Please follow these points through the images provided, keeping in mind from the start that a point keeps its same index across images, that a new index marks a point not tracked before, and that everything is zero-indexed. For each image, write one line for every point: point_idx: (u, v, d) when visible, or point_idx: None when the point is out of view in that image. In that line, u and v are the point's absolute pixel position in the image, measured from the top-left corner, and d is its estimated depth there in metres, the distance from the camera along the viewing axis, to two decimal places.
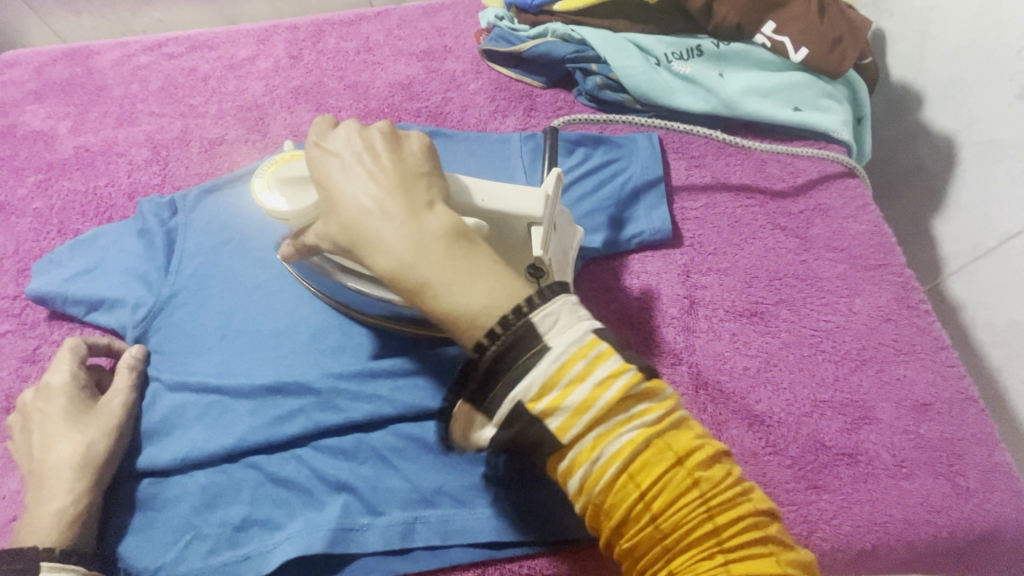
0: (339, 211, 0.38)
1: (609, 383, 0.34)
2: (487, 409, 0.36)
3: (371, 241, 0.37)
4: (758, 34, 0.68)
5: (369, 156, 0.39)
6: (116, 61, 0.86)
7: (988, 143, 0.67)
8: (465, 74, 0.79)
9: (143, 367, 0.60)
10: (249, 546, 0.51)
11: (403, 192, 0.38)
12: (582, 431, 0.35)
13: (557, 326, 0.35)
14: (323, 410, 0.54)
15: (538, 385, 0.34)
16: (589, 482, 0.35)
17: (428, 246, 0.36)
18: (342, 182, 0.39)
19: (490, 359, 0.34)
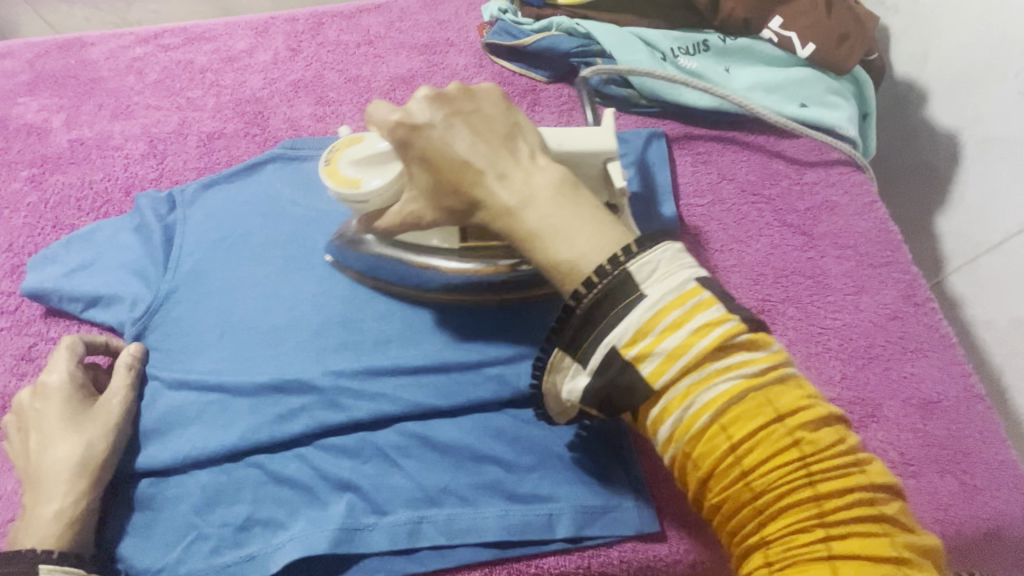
0: (443, 175, 0.42)
1: (706, 329, 0.36)
2: (580, 358, 0.39)
3: (482, 199, 0.42)
4: (764, 30, 0.67)
5: (461, 118, 0.43)
6: (111, 52, 0.84)
7: (992, 140, 0.66)
8: (468, 68, 0.78)
9: (142, 365, 0.59)
10: (252, 546, 0.50)
11: (502, 150, 0.42)
12: (675, 376, 0.37)
13: (653, 272, 0.38)
14: (326, 408, 0.54)
15: (632, 331, 0.37)
16: (679, 430, 0.37)
17: (533, 198, 0.41)
18: (444, 152, 0.42)
19: (587, 305, 0.39)
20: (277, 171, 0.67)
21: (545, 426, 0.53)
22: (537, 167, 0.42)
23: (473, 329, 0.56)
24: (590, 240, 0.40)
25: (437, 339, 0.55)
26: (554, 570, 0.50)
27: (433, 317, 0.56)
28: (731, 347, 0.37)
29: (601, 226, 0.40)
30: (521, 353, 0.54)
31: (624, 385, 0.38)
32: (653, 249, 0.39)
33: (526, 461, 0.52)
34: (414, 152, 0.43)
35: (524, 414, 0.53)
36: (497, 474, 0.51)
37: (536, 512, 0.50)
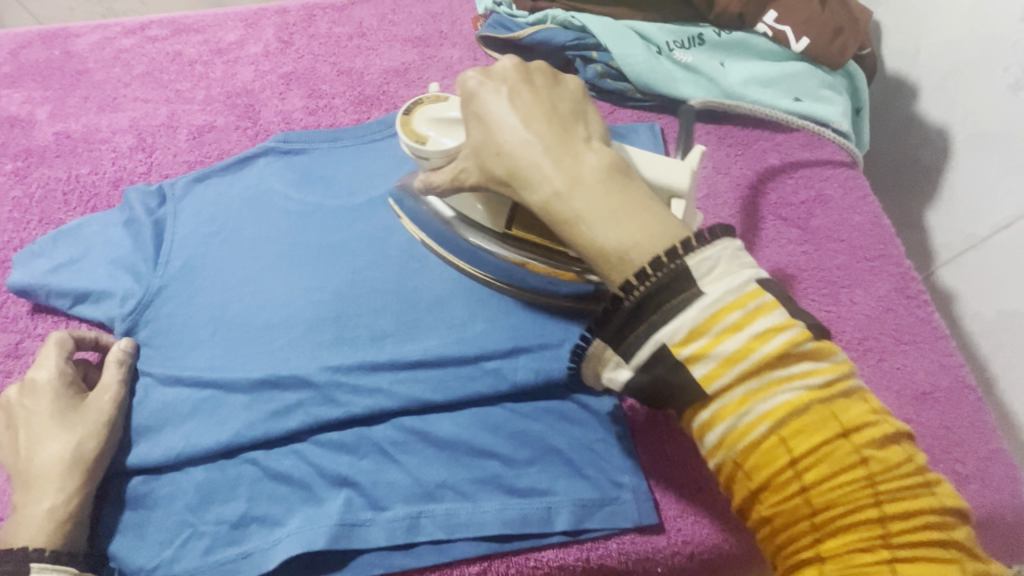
0: (493, 140, 0.40)
1: (769, 334, 0.35)
2: (625, 351, 0.37)
3: (528, 171, 0.39)
4: (759, 23, 0.67)
5: (530, 87, 0.41)
6: (96, 44, 0.82)
7: (979, 135, 0.67)
8: (462, 61, 0.78)
9: (133, 361, 0.58)
10: (248, 543, 0.50)
11: (563, 126, 0.40)
12: (730, 381, 0.35)
13: (712, 271, 0.36)
14: (322, 404, 0.53)
15: (687, 328, 0.35)
16: (731, 439, 0.35)
17: (584, 179, 0.38)
18: (502, 114, 0.40)
19: (638, 297, 0.36)
20: (269, 165, 0.66)
21: (544, 420, 0.53)
22: (598, 151, 0.39)
23: (471, 324, 0.55)
24: (641, 235, 0.36)
25: (435, 333, 0.55)
26: (553, 563, 0.50)
27: (430, 313, 0.56)
28: (795, 355, 0.35)
29: (658, 225, 0.37)
30: (519, 346, 0.54)
31: (672, 381, 0.36)
32: (716, 244, 0.37)
33: (525, 455, 0.51)
34: (472, 112, 0.42)
35: (523, 408, 0.53)
36: (495, 468, 0.51)
37: (535, 506, 0.49)
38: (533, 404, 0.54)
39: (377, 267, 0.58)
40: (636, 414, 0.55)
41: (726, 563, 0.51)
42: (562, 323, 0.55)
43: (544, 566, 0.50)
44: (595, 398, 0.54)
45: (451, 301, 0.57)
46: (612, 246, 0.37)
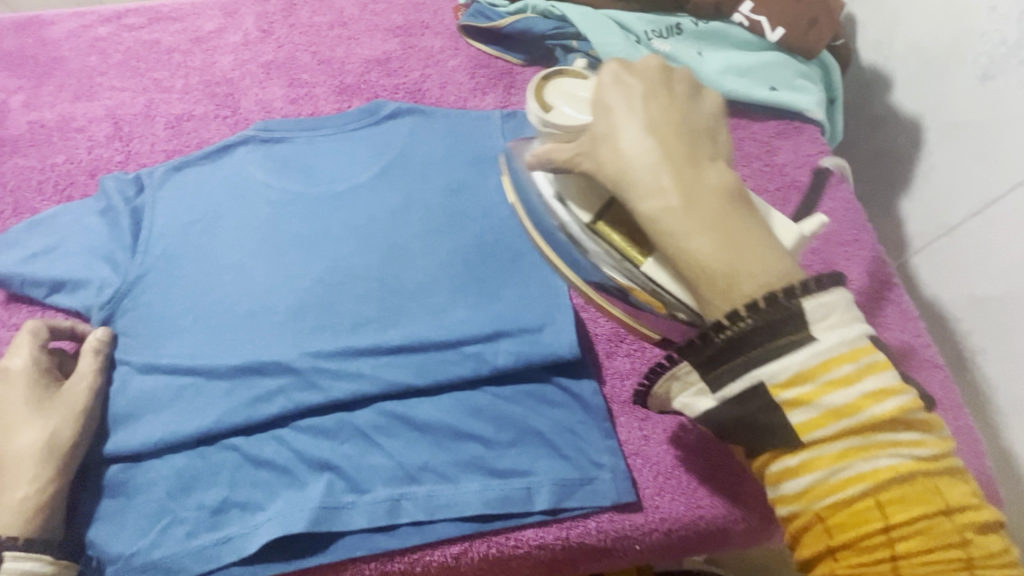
0: (616, 134, 0.37)
1: (885, 397, 0.34)
2: (715, 379, 0.37)
3: (647, 176, 0.36)
4: (736, 13, 0.68)
5: (670, 93, 0.39)
6: (71, 32, 0.81)
7: (950, 125, 0.68)
8: (444, 51, 0.78)
9: (110, 349, 0.57)
10: (229, 528, 0.50)
11: (692, 141, 0.37)
12: (833, 435, 0.34)
13: (830, 320, 0.35)
14: (303, 389, 0.53)
15: (793, 370, 0.34)
16: (819, 491, 0.34)
17: (704, 199, 0.35)
18: (635, 110, 0.38)
19: (735, 333, 0.35)
20: (250, 154, 0.65)
21: (525, 403, 0.53)
22: (724, 176, 0.37)
23: (452, 310, 0.56)
24: (755, 269, 0.34)
25: (416, 319, 0.56)
26: (533, 543, 0.50)
27: (412, 300, 0.57)
28: (903, 423, 0.35)
29: (773, 264, 0.35)
30: (500, 331, 0.54)
31: (761, 415, 0.35)
32: (835, 288, 0.35)
33: (506, 437, 0.52)
34: (598, 101, 0.39)
35: (504, 391, 0.54)
36: (476, 451, 0.52)
37: (515, 486, 0.50)
38: (514, 387, 0.54)
39: (359, 254, 0.58)
40: (616, 398, 0.56)
41: (703, 539, 0.53)
42: (542, 307, 0.56)
43: (524, 546, 0.50)
44: (575, 381, 0.55)
45: (433, 288, 0.57)
46: (719, 271, 0.34)
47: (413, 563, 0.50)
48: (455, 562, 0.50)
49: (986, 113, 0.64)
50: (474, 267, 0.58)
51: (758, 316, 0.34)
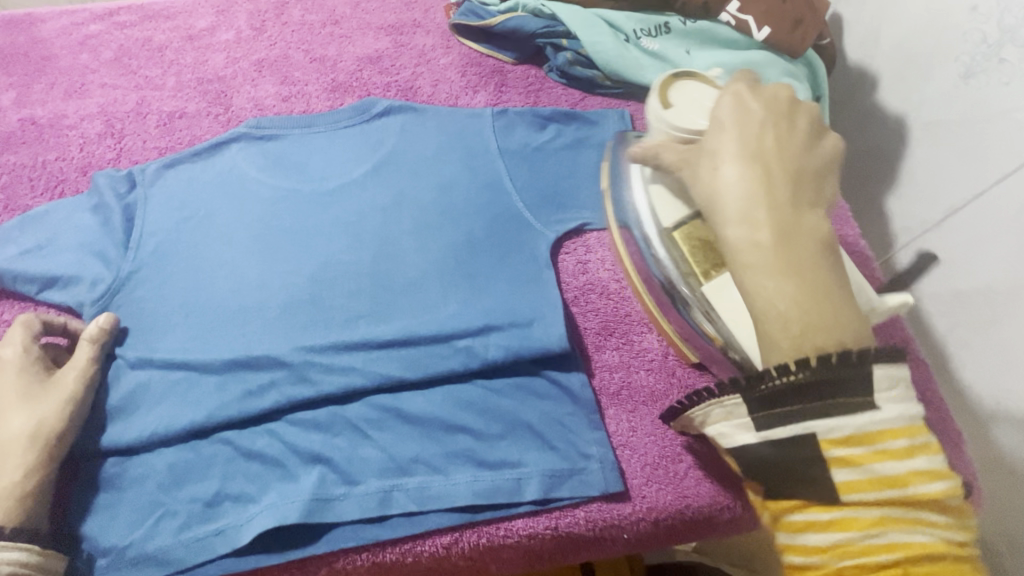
0: (722, 159, 0.38)
1: (931, 478, 0.36)
2: (768, 419, 0.38)
3: (744, 208, 0.37)
4: (723, 13, 0.69)
5: (790, 128, 0.39)
6: (63, 29, 0.81)
7: (934, 122, 0.70)
8: (436, 49, 0.78)
9: (114, 341, 0.57)
10: (222, 520, 0.50)
11: (797, 182, 0.38)
12: (873, 500, 0.35)
13: (900, 393, 0.36)
14: (295, 383, 0.54)
15: (849, 429, 0.36)
16: (846, 549, 0.35)
17: (798, 245, 0.36)
18: (748, 139, 0.38)
19: (790, 382, 0.36)
20: (241, 150, 0.66)
21: (515, 396, 0.54)
22: (823, 225, 0.37)
23: (443, 305, 0.57)
24: (835, 324, 0.35)
25: (406, 313, 0.56)
26: (523, 532, 0.51)
27: (403, 295, 0.57)
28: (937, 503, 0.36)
29: (852, 325, 0.35)
30: (491, 325, 0.55)
31: (802, 462, 0.37)
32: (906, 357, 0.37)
33: (496, 430, 0.53)
34: (715, 121, 0.40)
35: (495, 384, 0.55)
36: (467, 443, 0.52)
37: (505, 477, 0.51)
38: (504, 380, 0.55)
39: (351, 250, 0.59)
40: (605, 391, 0.57)
41: (690, 529, 0.54)
42: (533, 302, 0.57)
43: (514, 535, 0.51)
44: (565, 374, 0.56)
45: (423, 283, 0.58)
46: (797, 315, 0.35)
47: (404, 554, 0.51)
48: (446, 553, 0.51)
49: (968, 111, 0.65)
50: (466, 262, 0.58)
51: (824, 370, 0.35)
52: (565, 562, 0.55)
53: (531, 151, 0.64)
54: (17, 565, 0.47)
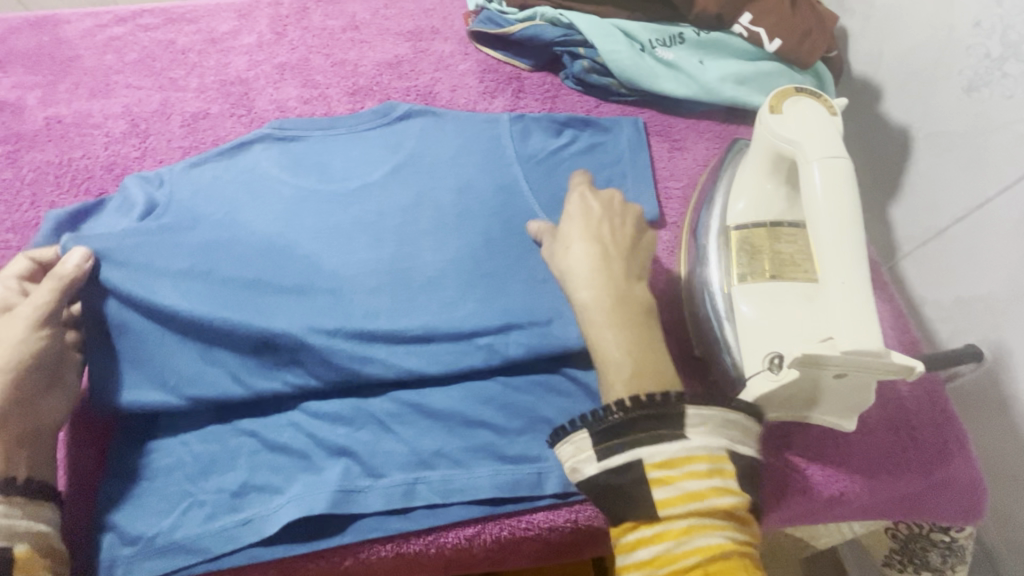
0: (571, 239, 0.52)
1: (732, 495, 0.42)
2: (606, 447, 0.43)
3: (586, 268, 0.49)
4: (735, 25, 0.71)
5: (611, 227, 0.52)
6: (87, 31, 0.83)
7: (938, 134, 0.71)
8: (453, 55, 0.80)
9: (91, 275, 0.56)
10: (249, 510, 0.51)
11: (624, 250, 0.51)
12: (681, 513, 0.41)
13: (703, 426, 0.44)
14: (321, 366, 0.55)
15: (665, 454, 0.43)
16: (663, 559, 0.41)
17: (628, 304, 0.48)
18: (587, 220, 0.53)
19: (619, 419, 0.43)
20: (264, 151, 0.68)
21: (534, 393, 0.56)
22: (643, 288, 0.50)
23: (461, 304, 0.58)
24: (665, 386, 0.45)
25: (426, 307, 0.57)
26: (544, 525, 0.52)
27: (423, 289, 0.58)
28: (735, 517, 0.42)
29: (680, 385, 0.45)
30: (510, 323, 0.57)
31: (626, 487, 0.42)
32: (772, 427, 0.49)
33: (516, 425, 0.54)
34: (562, 234, 0.53)
35: (514, 381, 0.56)
36: (488, 437, 0.54)
37: (527, 471, 0.52)
38: (524, 376, 0.56)
39: (368, 249, 0.60)
40: None
41: None
42: (550, 300, 0.58)
43: (535, 528, 0.52)
44: (584, 371, 0.57)
45: (442, 278, 0.59)
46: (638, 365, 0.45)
47: (428, 545, 0.52)
48: (469, 544, 0.52)
49: (972, 123, 0.67)
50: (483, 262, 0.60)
51: (644, 407, 0.43)
52: (582, 554, 0.57)
53: (548, 155, 0.66)
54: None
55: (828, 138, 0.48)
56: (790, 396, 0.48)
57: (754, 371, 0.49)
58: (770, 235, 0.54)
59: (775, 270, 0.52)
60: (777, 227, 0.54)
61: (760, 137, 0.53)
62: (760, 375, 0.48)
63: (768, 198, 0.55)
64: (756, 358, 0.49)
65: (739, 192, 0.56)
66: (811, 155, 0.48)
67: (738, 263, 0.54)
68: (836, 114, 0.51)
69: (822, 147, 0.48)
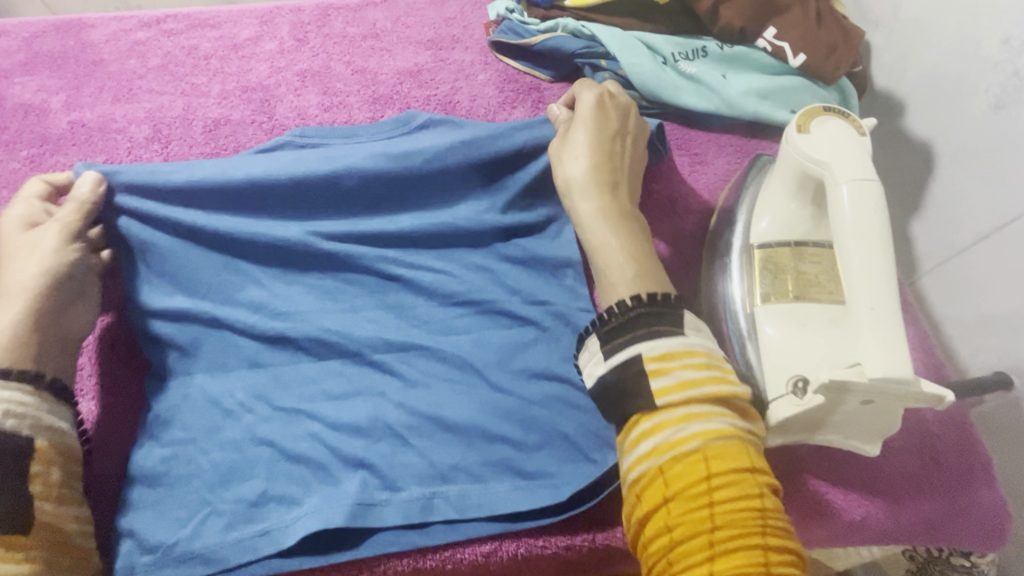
0: (581, 152, 0.58)
1: (723, 382, 0.45)
2: (611, 347, 0.47)
3: (593, 180, 0.56)
4: (759, 38, 0.71)
5: (617, 143, 0.60)
6: (111, 35, 0.84)
7: (962, 150, 0.70)
8: (474, 65, 0.80)
9: (107, 199, 0.59)
10: (267, 521, 0.51)
11: (623, 168, 0.59)
12: (679, 403, 0.44)
13: (699, 331, 0.48)
14: (334, 268, 0.61)
15: (665, 347, 0.46)
16: (663, 445, 0.43)
17: (625, 216, 0.55)
18: (599, 136, 0.59)
19: (625, 316, 0.48)
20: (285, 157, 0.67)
21: (551, 407, 0.55)
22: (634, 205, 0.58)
23: (453, 253, 0.62)
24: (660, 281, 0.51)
25: (425, 209, 0.63)
26: (561, 544, 0.52)
27: (426, 179, 0.62)
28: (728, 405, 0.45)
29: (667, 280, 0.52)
30: (512, 228, 0.63)
31: (629, 381, 0.45)
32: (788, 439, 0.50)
33: (534, 440, 0.54)
34: (570, 140, 0.59)
35: (531, 395, 0.56)
36: (506, 452, 0.54)
37: (543, 488, 0.52)
38: (541, 391, 0.56)
39: (367, 152, 0.62)
40: None
41: None
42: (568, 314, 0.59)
43: (551, 547, 0.52)
44: None
45: (441, 172, 0.62)
46: (634, 260, 0.52)
47: (444, 560, 0.52)
48: (485, 561, 0.52)
49: (999, 140, 0.66)
50: (502, 272, 0.61)
51: (646, 304, 0.48)
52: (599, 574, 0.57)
53: None
54: (17, 409, 0.46)
55: (858, 158, 0.48)
56: (810, 420, 0.48)
57: (778, 395, 0.48)
58: (794, 254, 0.53)
59: (799, 292, 0.51)
60: (802, 247, 0.54)
61: (786, 155, 0.52)
62: (784, 398, 0.48)
63: (792, 218, 0.54)
64: (779, 381, 0.49)
65: (762, 210, 0.56)
66: (840, 177, 0.47)
67: (762, 284, 0.53)
68: (864, 134, 0.50)
69: (851, 168, 0.47)
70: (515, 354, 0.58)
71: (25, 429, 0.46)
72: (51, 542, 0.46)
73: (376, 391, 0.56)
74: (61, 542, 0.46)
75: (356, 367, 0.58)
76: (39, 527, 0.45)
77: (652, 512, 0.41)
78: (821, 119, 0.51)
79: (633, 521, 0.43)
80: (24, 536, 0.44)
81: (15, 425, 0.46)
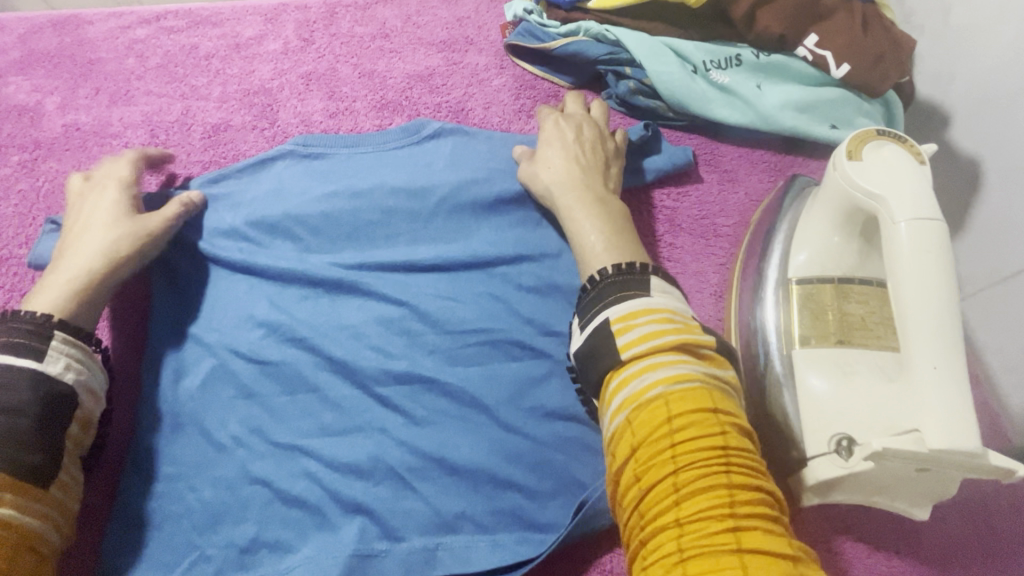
0: (554, 153, 0.59)
1: (689, 332, 0.42)
2: (586, 321, 0.46)
3: (569, 172, 0.57)
4: (800, 47, 0.65)
5: (593, 138, 0.61)
6: (110, 33, 0.80)
7: (1014, 169, 0.60)
8: (488, 69, 0.75)
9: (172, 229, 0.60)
10: (259, 569, 0.48)
11: (598, 161, 0.59)
12: (644, 353, 0.41)
13: (669, 295, 0.46)
14: (347, 294, 0.57)
15: (628, 308, 0.44)
16: (630, 399, 0.40)
17: (601, 204, 0.56)
18: (570, 136, 0.60)
19: (595, 292, 0.47)
20: (288, 169, 0.63)
21: (566, 451, 0.51)
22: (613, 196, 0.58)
23: (467, 276, 0.58)
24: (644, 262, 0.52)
25: (440, 239, 0.59)
26: None
27: (445, 213, 0.60)
28: (697, 354, 0.42)
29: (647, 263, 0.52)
30: (523, 254, 0.58)
31: (598, 348, 0.43)
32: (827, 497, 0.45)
33: (547, 488, 0.50)
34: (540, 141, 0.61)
35: (543, 436, 0.52)
36: (517, 501, 0.50)
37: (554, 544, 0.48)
38: (554, 433, 0.52)
39: (388, 185, 0.61)
40: None
41: None
42: None
43: None
44: None
45: (455, 206, 0.60)
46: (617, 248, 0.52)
47: None
48: None
49: None
50: (513, 300, 0.57)
51: (612, 274, 0.47)
52: None
53: None
54: (76, 368, 0.48)
55: (919, 192, 0.42)
56: (856, 483, 0.43)
57: (818, 454, 0.44)
58: (838, 293, 0.48)
59: (842, 334, 0.47)
60: (847, 284, 0.48)
61: (832, 183, 0.47)
62: (826, 458, 0.44)
63: (835, 252, 0.49)
64: (820, 437, 0.44)
65: (801, 243, 0.51)
66: (898, 214, 0.42)
67: (801, 323, 0.48)
68: (924, 163, 0.45)
69: (911, 204, 0.42)
70: (528, 391, 0.53)
71: (78, 389, 0.47)
72: (62, 504, 0.45)
73: (377, 428, 0.52)
74: (65, 504, 0.45)
75: (355, 400, 0.53)
76: (56, 483, 0.45)
77: (623, 466, 0.39)
78: (875, 142, 0.46)
79: (610, 480, 0.40)
80: (44, 491, 0.44)
81: (71, 378, 0.47)
